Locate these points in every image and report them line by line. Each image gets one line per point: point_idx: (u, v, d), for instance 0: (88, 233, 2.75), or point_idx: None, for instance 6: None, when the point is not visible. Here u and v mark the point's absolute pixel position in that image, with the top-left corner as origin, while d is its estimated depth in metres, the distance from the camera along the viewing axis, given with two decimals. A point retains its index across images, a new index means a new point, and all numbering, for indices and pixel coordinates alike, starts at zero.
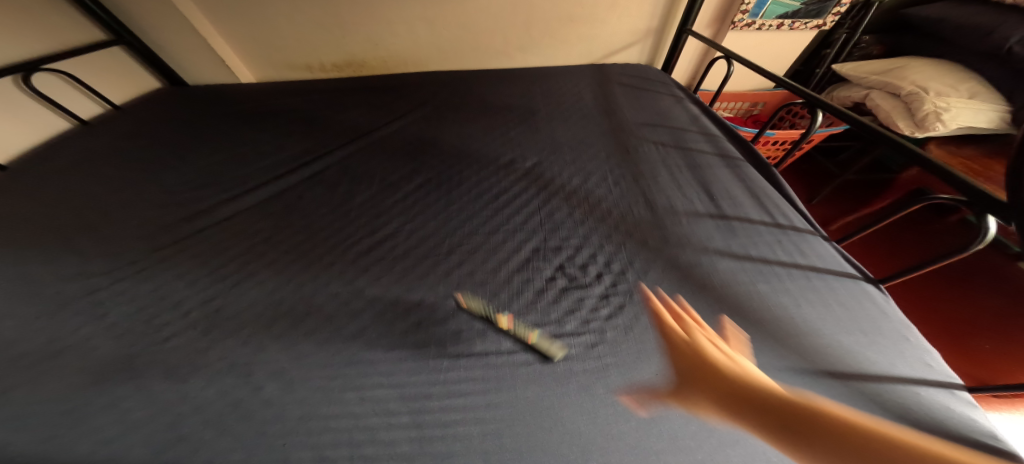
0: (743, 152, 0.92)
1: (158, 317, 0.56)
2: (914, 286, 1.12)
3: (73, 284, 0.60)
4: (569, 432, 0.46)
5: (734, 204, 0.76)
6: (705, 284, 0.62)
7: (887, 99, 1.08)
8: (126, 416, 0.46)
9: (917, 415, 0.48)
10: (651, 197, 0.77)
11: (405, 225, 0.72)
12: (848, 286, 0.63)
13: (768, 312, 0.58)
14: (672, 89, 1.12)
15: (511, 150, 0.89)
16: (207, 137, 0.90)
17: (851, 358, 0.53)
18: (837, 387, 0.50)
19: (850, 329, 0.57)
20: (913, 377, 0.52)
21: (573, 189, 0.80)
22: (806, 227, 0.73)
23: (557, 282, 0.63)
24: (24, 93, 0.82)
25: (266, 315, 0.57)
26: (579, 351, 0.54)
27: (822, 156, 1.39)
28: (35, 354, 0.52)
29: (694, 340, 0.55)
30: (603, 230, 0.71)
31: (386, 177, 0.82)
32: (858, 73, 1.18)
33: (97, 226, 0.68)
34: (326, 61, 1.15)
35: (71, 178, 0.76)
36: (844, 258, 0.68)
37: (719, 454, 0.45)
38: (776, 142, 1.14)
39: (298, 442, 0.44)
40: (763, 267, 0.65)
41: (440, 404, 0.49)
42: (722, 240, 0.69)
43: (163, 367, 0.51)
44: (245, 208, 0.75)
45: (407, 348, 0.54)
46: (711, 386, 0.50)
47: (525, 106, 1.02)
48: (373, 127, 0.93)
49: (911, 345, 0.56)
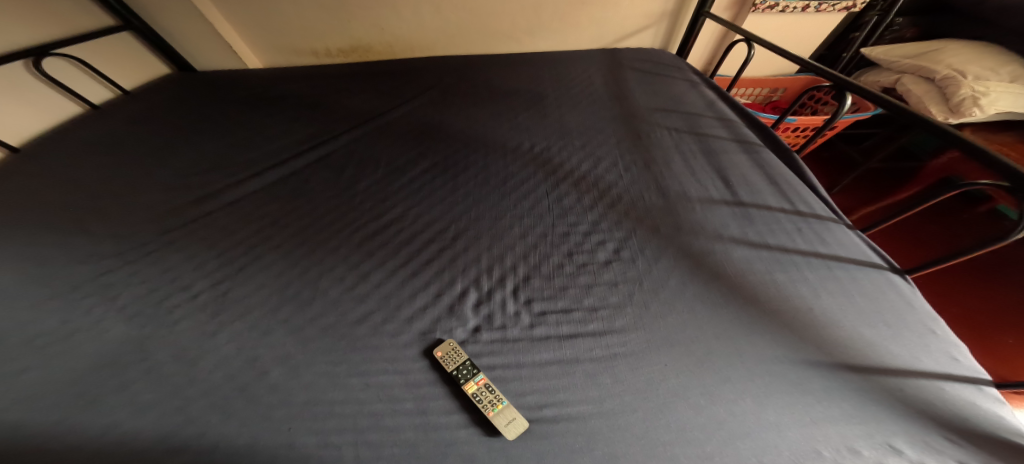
0: (762, 137, 0.89)
1: (168, 299, 0.57)
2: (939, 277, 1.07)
3: (86, 266, 0.60)
4: (574, 421, 0.45)
5: (752, 190, 0.73)
6: (718, 272, 0.60)
7: (920, 83, 1.02)
8: (137, 398, 0.46)
9: (941, 411, 0.46)
10: (663, 183, 0.75)
11: (411, 210, 0.71)
12: (872, 276, 0.60)
13: (785, 302, 0.55)
14: (687, 73, 1.07)
15: (518, 135, 0.87)
16: (215, 122, 0.90)
17: (873, 350, 0.51)
18: (856, 380, 0.48)
19: (873, 321, 0.54)
20: (939, 372, 0.50)
21: (582, 174, 0.78)
22: (828, 214, 0.70)
23: (564, 269, 0.61)
24: (35, 77, 0.82)
25: (272, 298, 0.57)
26: (586, 340, 0.52)
27: (846, 143, 1.33)
28: (51, 335, 0.53)
29: (705, 330, 0.53)
30: (612, 216, 0.69)
31: (391, 162, 0.81)
32: (888, 56, 1.12)
33: (108, 209, 0.69)
34: (332, 47, 1.13)
35: (84, 162, 0.77)
36: (868, 247, 0.65)
37: (730, 447, 0.43)
38: (797, 129, 1.09)
39: (303, 427, 0.44)
40: (780, 255, 0.62)
41: (444, 391, 0.48)
42: (737, 228, 0.66)
43: (173, 349, 0.51)
44: (252, 192, 0.75)
45: (412, 334, 0.53)
46: (721, 377, 0.48)
47: (534, 91, 0.99)
48: (379, 112, 0.92)
49: (937, 338, 0.53)
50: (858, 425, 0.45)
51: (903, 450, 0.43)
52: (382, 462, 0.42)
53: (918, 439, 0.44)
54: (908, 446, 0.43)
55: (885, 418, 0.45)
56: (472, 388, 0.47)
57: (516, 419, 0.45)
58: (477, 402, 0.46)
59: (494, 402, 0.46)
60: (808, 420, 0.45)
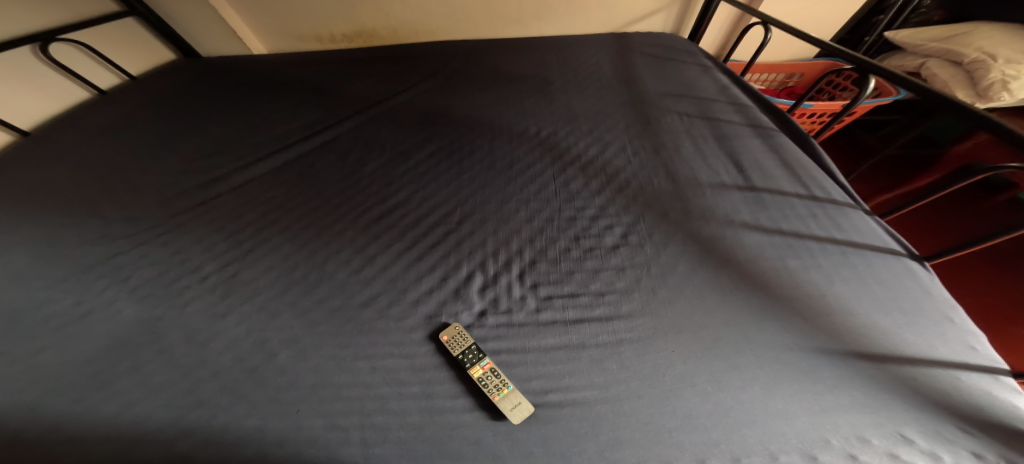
0: (777, 123, 0.86)
1: (178, 281, 0.58)
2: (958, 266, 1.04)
3: (97, 248, 0.61)
4: (579, 406, 0.45)
5: (766, 175, 0.72)
6: (728, 258, 0.58)
7: (946, 67, 0.99)
8: (149, 377, 0.47)
9: (955, 401, 0.45)
10: (673, 168, 0.73)
11: (416, 194, 0.71)
12: (889, 263, 0.58)
13: (797, 289, 0.54)
14: (700, 58, 1.04)
15: (525, 120, 0.85)
16: (221, 107, 0.90)
17: (887, 338, 0.49)
18: (868, 368, 0.47)
19: (889, 309, 0.53)
20: (955, 361, 0.48)
21: (590, 159, 0.76)
22: (845, 200, 0.68)
23: (571, 253, 0.60)
24: (42, 62, 0.82)
25: (280, 281, 0.58)
26: (593, 325, 0.52)
27: (864, 130, 1.29)
28: (66, 315, 0.54)
29: (714, 316, 0.52)
30: (620, 201, 0.68)
31: (396, 146, 0.80)
32: (915, 40, 1.07)
33: (118, 193, 0.69)
34: (336, 32, 1.12)
35: (93, 147, 0.77)
36: (886, 234, 0.63)
37: (736, 433, 0.43)
38: (813, 114, 1.06)
39: (311, 409, 0.44)
40: (794, 241, 0.60)
41: (449, 375, 0.48)
42: (749, 213, 0.65)
43: (183, 331, 0.52)
44: (259, 176, 0.75)
45: (418, 318, 0.53)
46: (729, 365, 0.47)
47: (541, 75, 0.97)
48: (384, 97, 0.91)
49: (954, 327, 0.52)
50: (868, 414, 0.44)
51: (914, 440, 0.42)
52: (389, 445, 0.42)
53: (930, 429, 0.43)
54: (919, 436, 0.42)
55: (897, 408, 0.44)
56: (478, 372, 0.47)
57: (522, 403, 0.45)
58: (482, 386, 0.45)
59: (499, 386, 0.46)
60: (817, 409, 0.44)
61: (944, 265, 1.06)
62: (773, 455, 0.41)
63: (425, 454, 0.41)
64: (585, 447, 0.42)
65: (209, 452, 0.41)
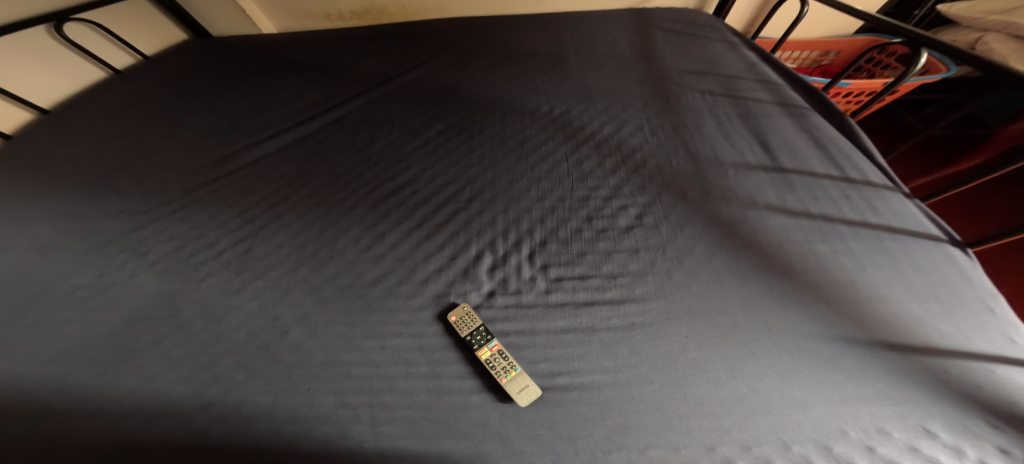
0: (810, 102, 0.81)
1: (195, 256, 0.58)
2: (1011, 252, 0.96)
3: (117, 222, 0.62)
4: (587, 390, 0.44)
5: (795, 155, 0.68)
6: (750, 242, 0.56)
7: (1006, 42, 0.90)
8: (168, 351, 0.48)
9: (990, 395, 0.41)
10: (694, 147, 0.70)
11: (425, 171, 0.70)
12: (928, 249, 0.55)
13: (824, 275, 0.51)
14: (726, 34, 0.97)
15: (537, 98, 0.82)
16: (231, 86, 0.89)
17: (920, 328, 0.46)
18: (896, 359, 0.44)
19: (923, 296, 0.49)
20: (993, 353, 0.45)
21: (604, 138, 0.73)
22: (883, 182, 0.63)
23: (583, 234, 0.59)
24: (57, 42, 0.83)
25: (291, 258, 0.58)
26: (605, 309, 0.50)
27: (905, 110, 1.22)
28: (90, 286, 0.55)
29: (732, 300, 0.50)
30: (635, 181, 0.65)
31: (405, 124, 0.79)
32: (971, 13, 0.97)
33: (136, 170, 0.70)
34: (344, 9, 1.10)
35: (109, 125, 0.78)
36: (927, 218, 0.59)
37: (748, 422, 0.41)
38: (850, 93, 0.99)
39: (321, 387, 0.44)
40: (823, 224, 0.57)
41: (457, 356, 0.47)
42: (775, 194, 0.62)
43: (200, 306, 0.52)
44: (269, 153, 0.75)
45: (426, 297, 0.53)
46: (746, 352, 0.45)
47: (554, 53, 0.93)
48: (393, 75, 0.89)
49: (994, 317, 0.48)
50: (893, 407, 0.41)
51: (938, 434, 0.40)
52: (396, 424, 0.42)
53: (956, 423, 0.40)
54: (944, 430, 0.40)
55: (922, 401, 0.41)
56: (485, 354, 0.46)
57: (529, 386, 0.44)
58: (489, 368, 0.45)
59: (506, 369, 0.45)
60: (837, 399, 0.42)
61: (992, 252, 0.97)
62: (786, 444, 0.39)
63: (432, 433, 0.41)
64: (592, 432, 0.41)
65: (226, 426, 0.42)
